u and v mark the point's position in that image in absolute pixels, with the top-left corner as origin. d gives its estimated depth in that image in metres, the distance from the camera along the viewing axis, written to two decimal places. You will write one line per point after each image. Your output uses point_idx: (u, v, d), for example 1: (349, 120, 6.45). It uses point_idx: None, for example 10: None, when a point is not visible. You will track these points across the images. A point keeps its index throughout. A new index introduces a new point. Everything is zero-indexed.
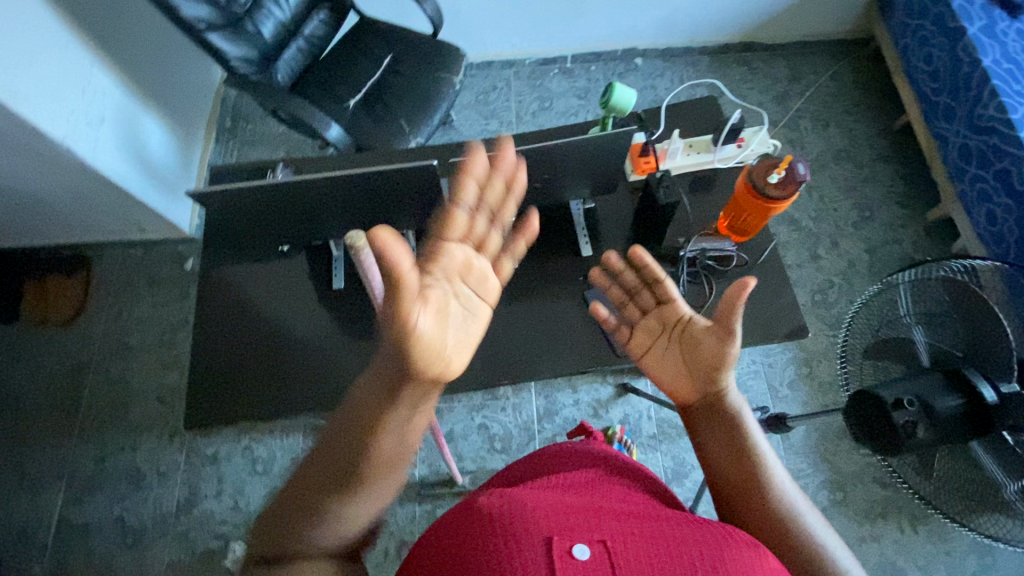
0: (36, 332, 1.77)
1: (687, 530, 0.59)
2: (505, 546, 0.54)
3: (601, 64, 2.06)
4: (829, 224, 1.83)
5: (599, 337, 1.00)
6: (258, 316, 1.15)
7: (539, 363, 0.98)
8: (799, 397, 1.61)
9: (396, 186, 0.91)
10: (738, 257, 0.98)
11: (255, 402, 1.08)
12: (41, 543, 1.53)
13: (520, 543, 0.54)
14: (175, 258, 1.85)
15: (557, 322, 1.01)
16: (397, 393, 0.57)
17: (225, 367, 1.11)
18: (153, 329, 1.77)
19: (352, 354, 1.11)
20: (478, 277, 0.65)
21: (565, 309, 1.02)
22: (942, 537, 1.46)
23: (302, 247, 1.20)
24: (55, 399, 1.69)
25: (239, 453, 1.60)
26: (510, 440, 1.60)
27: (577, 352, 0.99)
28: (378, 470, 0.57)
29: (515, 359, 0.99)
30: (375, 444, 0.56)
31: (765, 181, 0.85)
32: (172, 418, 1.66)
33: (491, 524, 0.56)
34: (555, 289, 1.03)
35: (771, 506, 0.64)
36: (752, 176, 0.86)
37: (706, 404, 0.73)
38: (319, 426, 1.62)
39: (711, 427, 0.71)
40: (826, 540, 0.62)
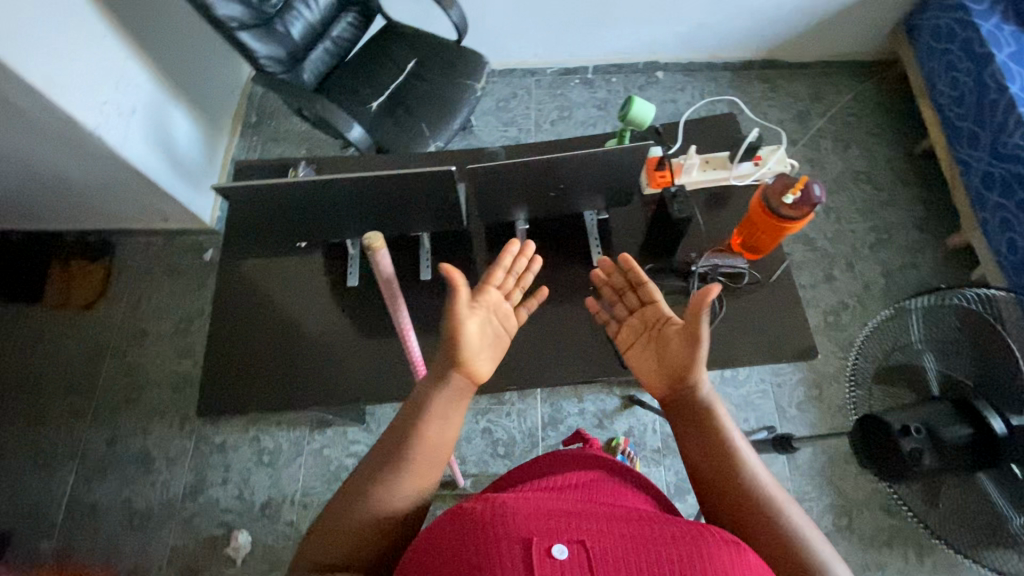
0: (58, 314, 1.82)
1: (674, 530, 0.57)
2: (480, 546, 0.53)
3: (622, 76, 2.07)
4: (845, 245, 1.82)
5: (608, 347, 1.00)
6: (273, 309, 1.17)
7: (546, 370, 0.99)
8: (807, 418, 1.60)
9: (414, 188, 0.92)
10: (750, 275, 0.98)
11: (264, 394, 1.10)
12: (50, 520, 1.57)
13: (496, 542, 0.53)
14: (195, 248, 1.89)
15: (566, 331, 1.02)
16: (444, 389, 0.73)
17: (236, 358, 1.13)
18: (170, 317, 1.81)
19: (363, 351, 1.13)
20: (506, 317, 0.84)
21: (574, 318, 1.03)
22: (948, 570, 1.43)
23: (319, 245, 1.22)
24: (72, 381, 1.74)
25: (246, 443, 1.63)
26: (514, 446, 1.61)
27: (585, 361, 0.99)
28: (424, 451, 0.68)
29: (522, 364, 1.00)
30: (423, 428, 0.70)
31: (780, 201, 0.86)
32: (184, 406, 1.69)
33: (469, 524, 0.56)
34: (565, 297, 1.04)
35: (749, 497, 0.63)
36: (767, 195, 0.87)
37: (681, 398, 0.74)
38: (325, 421, 1.64)
39: (685, 419, 0.72)
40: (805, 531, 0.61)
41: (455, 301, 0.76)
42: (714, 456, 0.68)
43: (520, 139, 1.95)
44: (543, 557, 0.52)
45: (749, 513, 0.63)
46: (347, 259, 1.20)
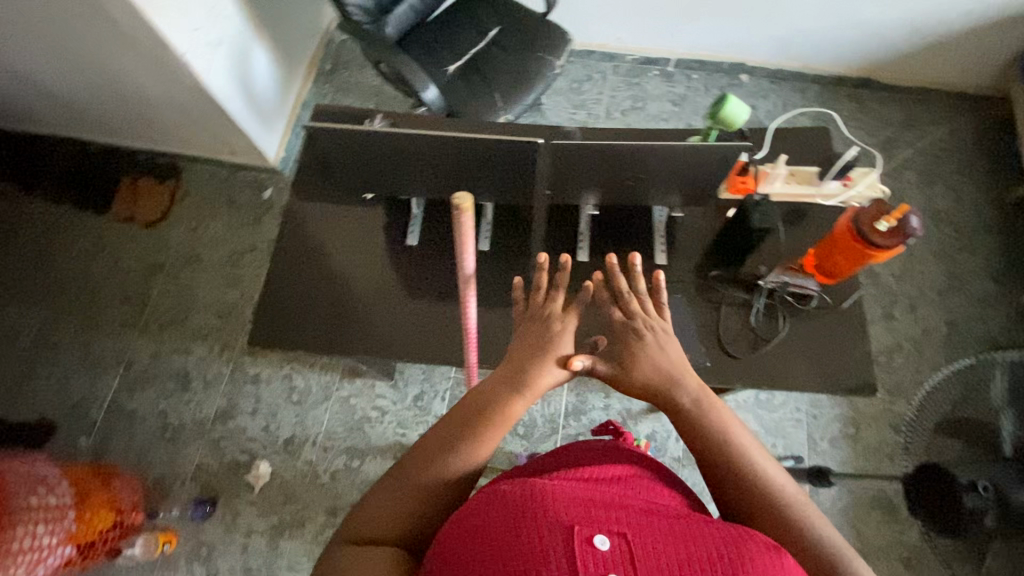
0: (122, 227, 1.90)
1: (712, 532, 0.59)
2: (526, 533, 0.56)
3: (704, 74, 1.99)
4: (911, 286, 1.73)
5: None
6: (333, 254, 1.19)
7: None
8: (838, 455, 1.54)
9: (496, 156, 0.91)
10: (819, 298, 0.95)
11: (314, 335, 1.13)
12: (91, 418, 1.67)
13: (541, 531, 0.56)
14: (256, 184, 1.94)
15: None
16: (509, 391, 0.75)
17: (292, 296, 1.16)
18: (224, 247, 1.87)
19: (414, 310, 1.14)
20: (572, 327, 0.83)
21: None
22: None
23: (385, 199, 1.22)
24: (127, 292, 1.82)
25: (279, 379, 1.68)
26: (533, 429, 1.61)
27: None
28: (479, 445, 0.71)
29: None
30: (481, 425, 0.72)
31: (872, 227, 0.81)
32: (225, 333, 1.75)
33: (514, 512, 0.59)
34: None
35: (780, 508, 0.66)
36: (858, 219, 0.82)
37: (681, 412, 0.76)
38: (356, 371, 1.68)
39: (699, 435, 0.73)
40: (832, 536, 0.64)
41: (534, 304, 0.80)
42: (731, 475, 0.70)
43: (588, 123, 1.91)
44: (585, 546, 0.55)
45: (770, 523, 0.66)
46: (409, 217, 1.20)
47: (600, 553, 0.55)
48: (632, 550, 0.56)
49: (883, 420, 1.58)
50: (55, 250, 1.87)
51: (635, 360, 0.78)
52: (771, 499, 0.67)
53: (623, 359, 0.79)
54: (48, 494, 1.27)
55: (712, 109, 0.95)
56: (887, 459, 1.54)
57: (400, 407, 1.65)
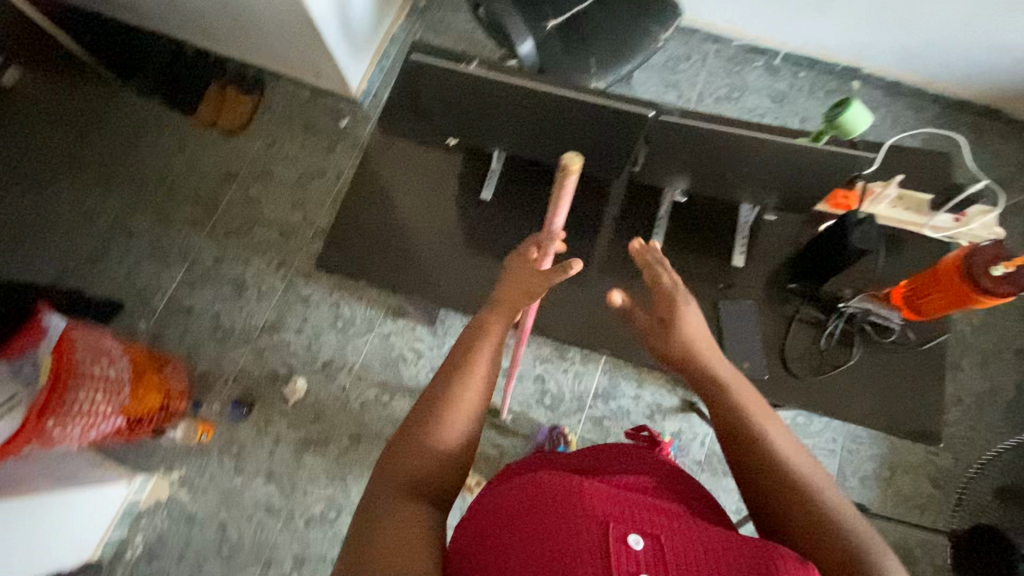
0: (204, 131, 1.96)
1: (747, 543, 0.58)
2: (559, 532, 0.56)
3: (812, 73, 1.85)
4: (989, 340, 1.61)
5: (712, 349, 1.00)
6: (407, 195, 1.18)
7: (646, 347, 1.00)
8: (865, 495, 1.49)
9: (598, 125, 0.88)
10: (898, 332, 0.96)
11: (380, 271, 1.15)
12: (152, 305, 1.77)
13: (576, 525, 0.56)
14: (334, 112, 1.96)
15: None
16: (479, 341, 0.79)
17: (364, 229, 1.17)
18: (295, 168, 1.91)
19: (477, 265, 1.15)
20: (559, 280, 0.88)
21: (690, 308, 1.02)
22: None
23: (465, 147, 1.19)
24: (201, 195, 1.90)
25: (326, 305, 1.74)
26: (560, 402, 1.61)
27: None
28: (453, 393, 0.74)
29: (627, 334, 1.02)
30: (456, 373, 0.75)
31: (986, 270, 0.78)
32: (283, 252, 1.81)
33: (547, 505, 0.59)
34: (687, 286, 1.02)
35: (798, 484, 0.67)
36: (972, 258, 0.79)
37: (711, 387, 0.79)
38: (399, 312, 1.72)
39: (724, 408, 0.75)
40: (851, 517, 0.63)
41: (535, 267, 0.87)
42: (765, 462, 0.69)
43: (677, 106, 1.82)
44: (619, 544, 0.55)
45: (800, 513, 0.65)
46: (487, 170, 1.18)
47: (634, 554, 0.55)
48: (663, 554, 0.55)
49: (923, 471, 1.51)
50: (141, 142, 1.95)
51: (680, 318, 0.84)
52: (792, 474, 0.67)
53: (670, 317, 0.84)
54: (108, 367, 1.36)
55: (832, 113, 0.89)
56: (917, 509, 1.48)
57: (436, 354, 1.68)
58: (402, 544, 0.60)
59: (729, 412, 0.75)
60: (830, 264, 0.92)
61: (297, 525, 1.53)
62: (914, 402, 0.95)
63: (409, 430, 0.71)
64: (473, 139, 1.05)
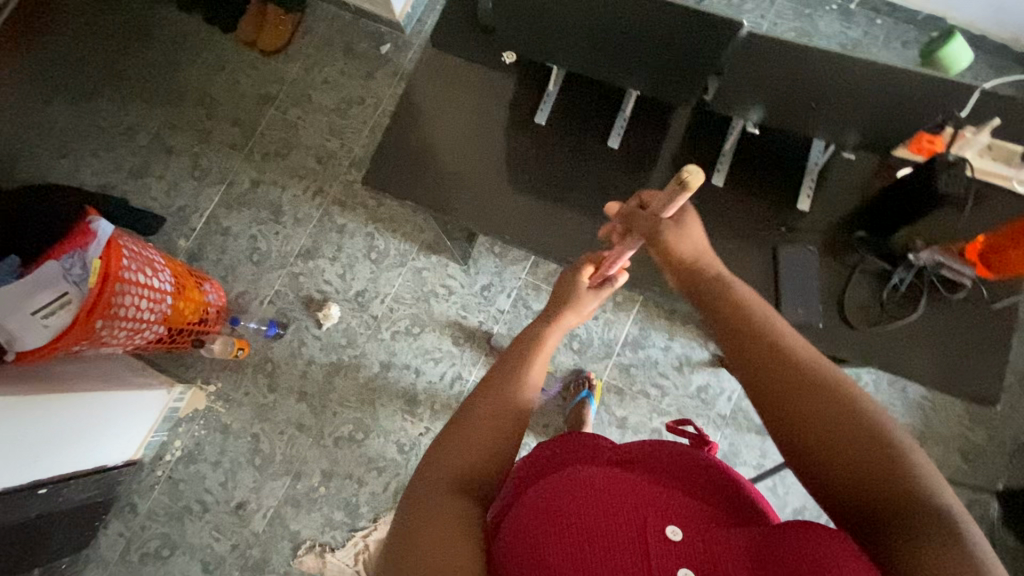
0: (243, 50, 1.92)
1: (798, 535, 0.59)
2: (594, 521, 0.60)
3: (890, 21, 1.71)
4: None
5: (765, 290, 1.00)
6: (458, 117, 1.13)
7: None
8: None
9: (687, 39, 0.90)
10: (967, 283, 0.95)
11: (430, 195, 1.11)
12: (191, 224, 1.79)
13: (611, 517, 0.60)
14: (375, 37, 1.89)
15: (737, 258, 1.02)
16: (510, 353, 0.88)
17: (414, 151, 1.12)
18: (335, 94, 1.86)
19: (530, 193, 1.10)
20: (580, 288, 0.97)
21: (748, 246, 1.02)
22: None
23: (522, 66, 1.14)
24: (240, 115, 1.88)
25: (361, 235, 1.74)
26: (588, 347, 1.61)
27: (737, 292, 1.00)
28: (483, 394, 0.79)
29: None
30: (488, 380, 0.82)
31: None
32: (320, 179, 1.80)
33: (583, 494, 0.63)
34: (746, 226, 1.03)
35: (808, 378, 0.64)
36: None
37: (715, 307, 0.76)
38: (433, 247, 1.71)
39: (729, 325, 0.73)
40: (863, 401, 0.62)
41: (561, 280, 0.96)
42: (775, 365, 0.67)
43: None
44: (658, 536, 0.58)
45: (822, 428, 0.62)
46: (543, 93, 1.12)
47: (671, 545, 0.58)
48: (714, 554, 0.57)
49: (951, 445, 1.48)
50: (181, 57, 1.92)
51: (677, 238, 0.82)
52: (801, 368, 0.65)
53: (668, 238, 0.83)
54: (153, 276, 1.37)
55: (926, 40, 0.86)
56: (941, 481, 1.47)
57: (468, 292, 1.68)
58: (439, 525, 0.62)
59: (741, 332, 0.72)
60: (906, 210, 0.91)
61: (326, 444, 1.59)
62: (972, 367, 0.95)
63: (447, 434, 0.74)
64: (544, 56, 1.04)
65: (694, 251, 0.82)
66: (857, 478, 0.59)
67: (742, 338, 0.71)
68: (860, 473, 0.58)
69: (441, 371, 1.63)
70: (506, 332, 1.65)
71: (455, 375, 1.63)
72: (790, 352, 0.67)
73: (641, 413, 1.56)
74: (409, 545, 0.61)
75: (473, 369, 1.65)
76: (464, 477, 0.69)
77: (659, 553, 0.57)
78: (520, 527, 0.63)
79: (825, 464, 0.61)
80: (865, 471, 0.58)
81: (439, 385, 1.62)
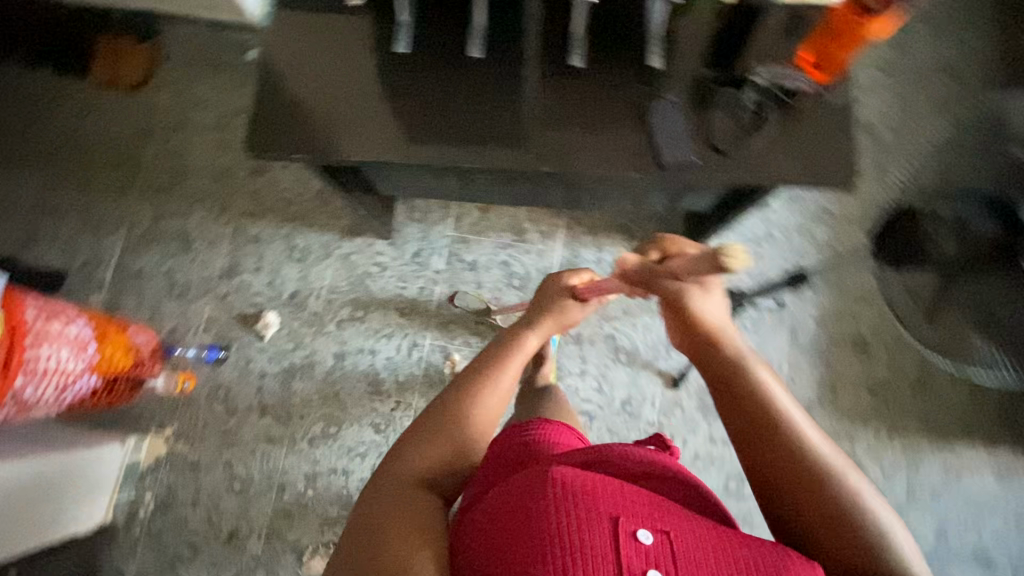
0: (105, 91, 1.84)
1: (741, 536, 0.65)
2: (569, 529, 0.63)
3: None
4: (907, 138, 1.72)
5: (642, 143, 1.09)
6: (322, 67, 1.16)
7: (583, 153, 1.09)
8: (818, 300, 1.62)
9: None
10: (807, 88, 1.08)
11: (312, 143, 1.12)
12: (100, 277, 1.71)
13: (588, 523, 0.63)
14: (239, 45, 1.86)
15: (610, 121, 1.11)
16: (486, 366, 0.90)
17: (286, 107, 1.14)
18: (214, 110, 1.83)
19: (406, 117, 1.13)
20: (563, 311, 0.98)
21: (617, 109, 1.11)
22: (913, 450, 1.53)
23: (371, 5, 1.19)
24: (121, 157, 1.81)
25: (279, 239, 1.72)
26: (528, 281, 1.68)
27: (618, 152, 1.09)
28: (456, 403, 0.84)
29: (566, 145, 1.10)
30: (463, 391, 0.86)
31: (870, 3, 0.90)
32: (222, 197, 1.76)
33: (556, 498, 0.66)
34: (611, 92, 1.12)
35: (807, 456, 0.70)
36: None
37: (729, 370, 0.79)
38: (354, 230, 1.71)
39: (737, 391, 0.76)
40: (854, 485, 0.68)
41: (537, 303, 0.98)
42: (777, 438, 0.72)
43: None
44: (628, 537, 0.63)
45: (769, 443, 0.71)
46: (396, 24, 1.17)
47: (641, 546, 0.62)
48: (676, 554, 0.62)
49: (864, 270, 1.64)
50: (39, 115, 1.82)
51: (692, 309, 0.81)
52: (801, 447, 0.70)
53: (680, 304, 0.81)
54: (67, 324, 1.32)
55: None
56: (864, 303, 1.62)
57: (400, 263, 1.70)
58: (407, 516, 0.70)
59: (715, 342, 0.81)
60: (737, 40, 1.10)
61: (301, 447, 1.57)
62: (834, 165, 1.07)
63: (425, 427, 0.81)
64: None
65: (704, 319, 0.82)
66: (788, 492, 0.69)
67: (714, 349, 0.81)
68: (789, 492, 0.69)
69: (395, 344, 1.64)
70: (448, 289, 1.68)
71: (410, 344, 1.64)
72: (784, 416, 0.73)
73: (592, 325, 1.62)
74: (374, 529, 0.69)
75: (426, 334, 1.66)
76: (429, 472, 0.77)
77: (626, 555, 0.61)
78: (492, 512, 0.69)
79: (766, 471, 0.71)
80: (797, 488, 0.68)
81: (397, 357, 1.63)
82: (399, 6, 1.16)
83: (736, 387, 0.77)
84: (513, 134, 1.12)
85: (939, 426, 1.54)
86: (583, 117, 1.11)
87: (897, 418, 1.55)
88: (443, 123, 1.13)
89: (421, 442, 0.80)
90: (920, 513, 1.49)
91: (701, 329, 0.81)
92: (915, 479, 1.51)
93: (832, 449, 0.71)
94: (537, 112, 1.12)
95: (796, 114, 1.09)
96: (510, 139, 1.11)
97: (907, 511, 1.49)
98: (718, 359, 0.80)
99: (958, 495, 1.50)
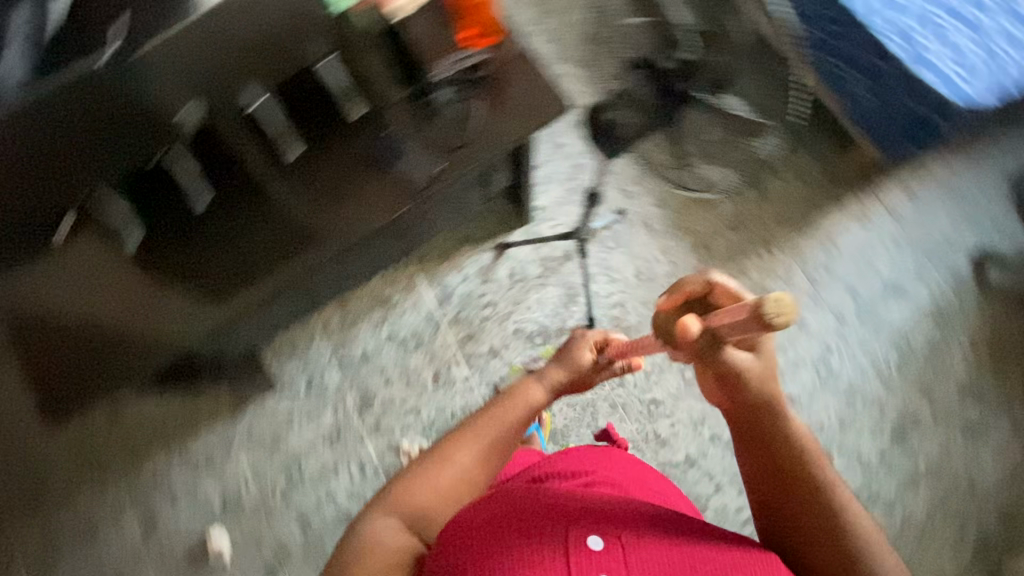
0: None
1: (688, 532, 0.76)
2: (531, 542, 0.75)
3: None
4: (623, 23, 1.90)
5: (386, 189, 1.14)
6: (71, 298, 1.11)
7: (345, 231, 1.14)
8: (648, 188, 1.76)
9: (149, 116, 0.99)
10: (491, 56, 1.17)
11: (107, 375, 1.11)
12: None
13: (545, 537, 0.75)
14: None
15: (350, 186, 1.15)
16: (507, 424, 0.98)
17: (60, 357, 1.10)
18: None
19: (183, 300, 1.13)
20: (573, 364, 1.07)
21: (351, 174, 1.15)
22: (792, 248, 1.69)
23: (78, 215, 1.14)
24: None
25: (177, 462, 1.60)
26: (421, 335, 1.66)
27: (375, 209, 1.14)
28: (467, 438, 0.95)
29: (325, 235, 1.13)
30: (465, 431, 0.97)
31: None
32: (93, 466, 1.60)
33: (518, 520, 0.78)
34: (335, 162, 1.16)
35: (815, 493, 0.72)
36: None
37: (757, 412, 0.74)
38: (242, 404, 1.63)
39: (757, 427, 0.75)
40: (858, 521, 0.71)
41: (548, 366, 1.07)
42: (790, 474, 0.73)
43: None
44: (584, 548, 0.73)
45: (793, 510, 0.73)
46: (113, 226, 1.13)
47: (595, 555, 0.72)
48: (626, 553, 0.72)
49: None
50: None
51: (740, 372, 0.72)
52: (810, 486, 0.72)
53: (732, 369, 0.72)
54: None
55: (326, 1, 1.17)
56: None
57: (302, 401, 1.64)
58: (392, 558, 0.84)
59: (761, 407, 0.74)
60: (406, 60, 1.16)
61: None
62: (551, 99, 1.16)
63: (427, 462, 0.94)
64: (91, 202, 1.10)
65: (762, 376, 0.73)
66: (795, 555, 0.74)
67: (763, 415, 0.74)
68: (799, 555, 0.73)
69: (347, 473, 1.58)
70: (359, 393, 1.64)
71: (359, 464, 1.59)
72: (799, 446, 0.74)
73: (499, 332, 1.68)
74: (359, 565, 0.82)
75: (368, 445, 1.62)
76: (417, 513, 0.88)
77: (583, 565, 0.71)
78: (468, 524, 0.80)
79: (783, 529, 0.74)
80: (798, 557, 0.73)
81: (356, 483, 1.58)
82: (114, 215, 1.13)
83: (778, 459, 0.74)
84: (297, 240, 1.15)
85: (797, 216, 1.71)
86: (335, 188, 1.16)
87: (766, 232, 1.71)
88: (230, 274, 1.15)
89: (418, 476, 0.92)
90: (829, 288, 1.66)
91: (741, 393, 0.74)
92: (809, 267, 1.67)
93: (841, 487, 0.73)
94: (298, 210, 1.16)
95: (496, 80, 1.17)
96: (295, 245, 1.15)
97: (820, 294, 1.65)
98: (766, 428, 0.74)
99: (845, 255, 1.68)
